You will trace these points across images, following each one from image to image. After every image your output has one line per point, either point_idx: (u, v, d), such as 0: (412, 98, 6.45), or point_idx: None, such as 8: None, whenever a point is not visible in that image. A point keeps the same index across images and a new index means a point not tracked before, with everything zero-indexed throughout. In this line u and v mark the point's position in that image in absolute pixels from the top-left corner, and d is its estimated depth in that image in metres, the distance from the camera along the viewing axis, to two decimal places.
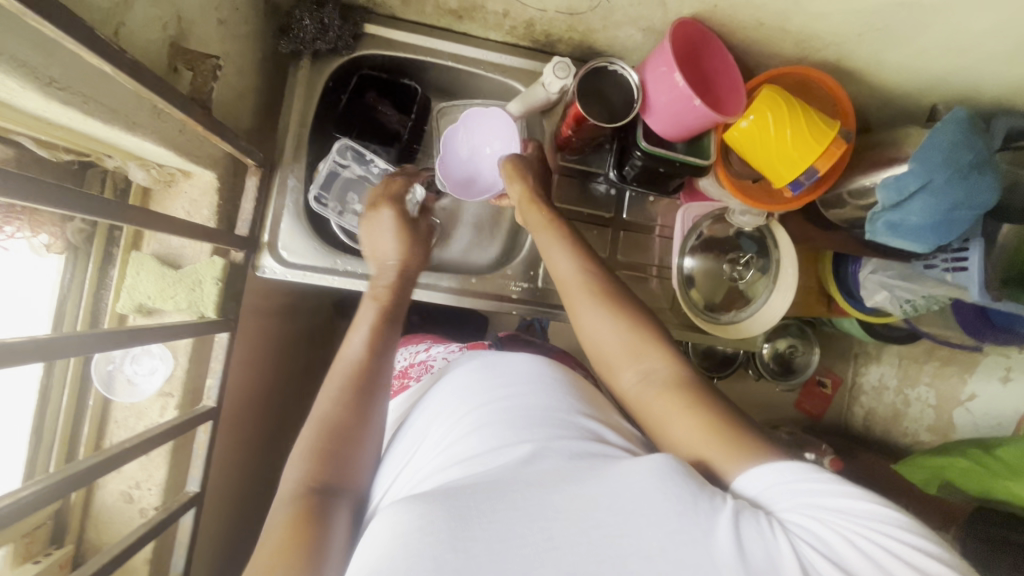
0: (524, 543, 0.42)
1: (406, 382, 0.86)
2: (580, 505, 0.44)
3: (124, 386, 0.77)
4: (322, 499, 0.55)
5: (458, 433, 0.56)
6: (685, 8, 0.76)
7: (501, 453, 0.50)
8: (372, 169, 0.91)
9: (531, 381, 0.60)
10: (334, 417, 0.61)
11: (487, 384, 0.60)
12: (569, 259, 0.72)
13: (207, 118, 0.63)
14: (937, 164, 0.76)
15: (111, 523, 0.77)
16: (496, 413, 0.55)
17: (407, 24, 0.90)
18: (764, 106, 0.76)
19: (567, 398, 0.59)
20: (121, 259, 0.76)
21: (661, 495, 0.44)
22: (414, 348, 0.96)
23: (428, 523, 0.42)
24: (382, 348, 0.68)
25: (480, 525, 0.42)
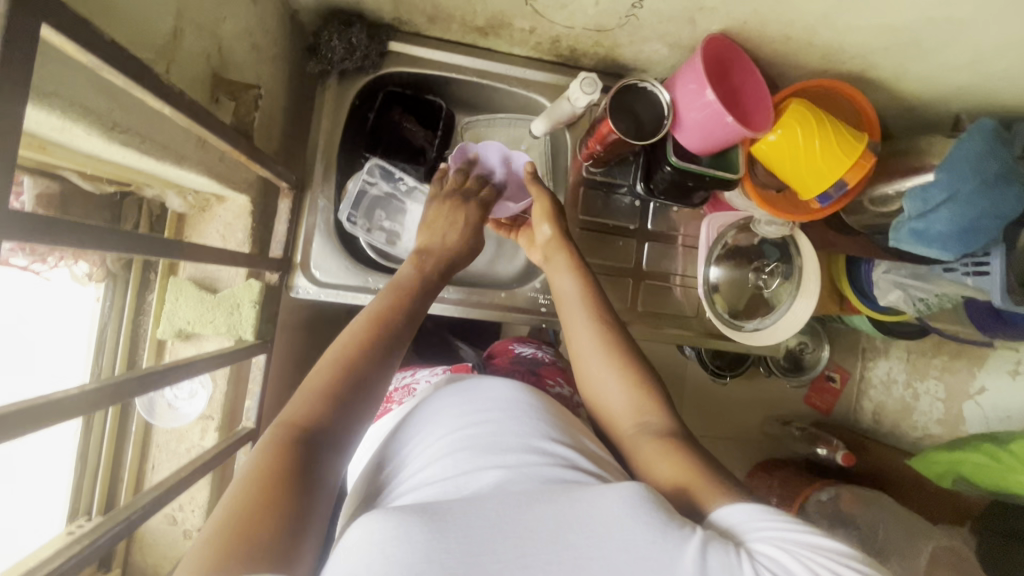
0: (496, 560, 0.39)
1: (388, 409, 0.73)
2: (556, 523, 0.41)
3: (165, 410, 0.77)
4: (312, 454, 0.49)
5: (434, 452, 0.52)
6: (714, 24, 0.77)
7: (471, 477, 0.47)
8: (399, 186, 0.92)
9: (506, 403, 0.55)
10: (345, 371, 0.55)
11: (466, 401, 0.57)
12: (581, 293, 0.70)
13: (249, 148, 0.63)
14: (964, 176, 0.77)
15: (156, 545, 0.78)
16: (469, 438, 0.51)
17: (432, 41, 0.90)
18: (793, 121, 0.77)
19: (542, 418, 0.54)
20: (159, 285, 0.77)
21: (631, 523, 0.41)
22: (401, 373, 0.84)
23: (403, 532, 0.39)
24: (406, 318, 0.63)
25: (455, 538, 0.39)
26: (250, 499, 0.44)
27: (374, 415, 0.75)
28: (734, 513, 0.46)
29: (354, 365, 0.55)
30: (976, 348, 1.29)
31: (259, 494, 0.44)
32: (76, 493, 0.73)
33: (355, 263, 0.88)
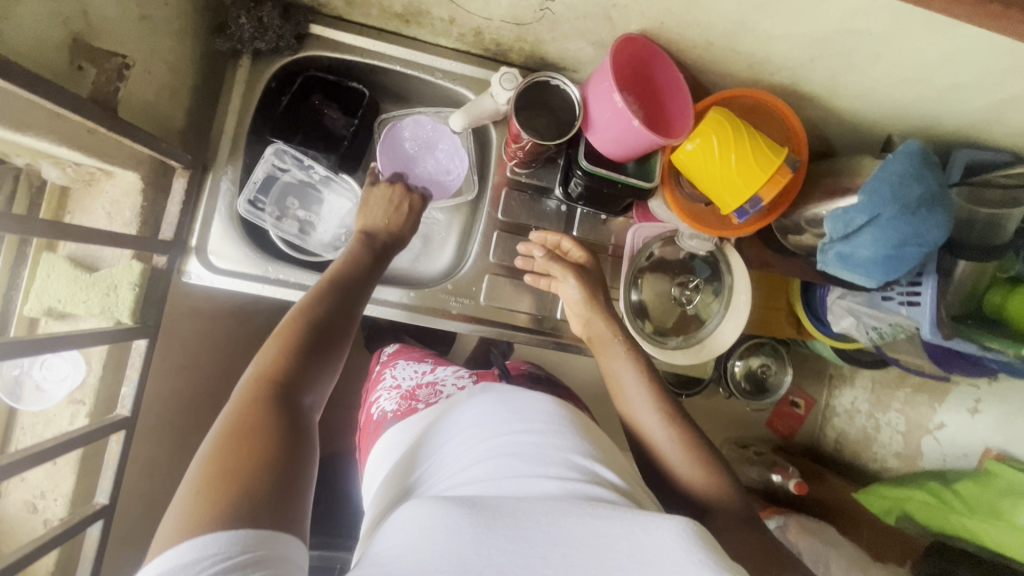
0: (544, 564, 0.45)
1: (414, 404, 0.84)
2: (604, 544, 0.47)
3: (31, 393, 0.74)
4: (282, 400, 0.53)
5: (477, 463, 0.60)
6: (632, 23, 0.73)
7: (521, 486, 0.55)
8: (312, 174, 0.89)
9: (546, 420, 0.64)
10: (303, 326, 0.59)
11: (504, 419, 0.65)
12: (641, 378, 0.77)
13: (108, 118, 0.60)
14: (885, 198, 0.73)
15: (12, 533, 0.74)
16: (514, 448, 0.60)
17: (354, 26, 0.86)
18: (709, 129, 0.74)
19: (580, 440, 0.63)
20: (33, 260, 0.73)
21: (677, 559, 0.46)
22: (419, 367, 0.94)
23: (452, 527, 0.46)
24: (360, 284, 0.69)
25: (505, 538, 0.46)
26: (229, 438, 0.49)
27: (401, 409, 0.84)
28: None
29: (313, 325, 0.60)
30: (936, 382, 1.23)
31: (238, 445, 0.48)
32: None
33: (255, 250, 0.84)
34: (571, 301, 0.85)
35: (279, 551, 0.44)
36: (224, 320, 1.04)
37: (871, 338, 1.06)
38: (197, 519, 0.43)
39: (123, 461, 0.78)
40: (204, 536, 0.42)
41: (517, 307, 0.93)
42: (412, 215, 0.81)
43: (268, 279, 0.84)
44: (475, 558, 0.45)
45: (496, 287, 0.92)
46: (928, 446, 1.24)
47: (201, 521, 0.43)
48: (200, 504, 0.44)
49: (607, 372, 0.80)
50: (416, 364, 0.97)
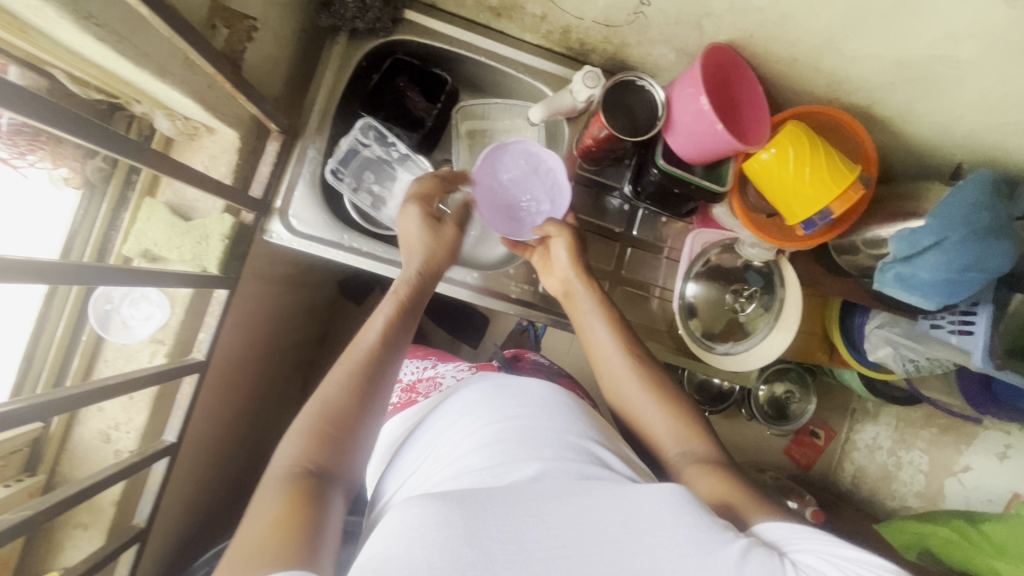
0: (540, 547, 0.46)
1: (413, 396, 0.88)
2: (596, 522, 0.48)
3: (119, 327, 0.78)
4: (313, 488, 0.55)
5: (466, 453, 0.61)
6: (721, 34, 0.76)
7: (513, 469, 0.57)
8: (391, 152, 0.93)
9: (541, 408, 0.67)
10: (325, 420, 0.61)
11: (490, 413, 0.67)
12: (613, 333, 0.79)
13: (235, 76, 0.64)
14: (954, 223, 0.75)
15: (85, 459, 0.78)
16: (503, 435, 0.62)
17: (446, 15, 0.91)
18: (786, 140, 0.76)
19: (574, 425, 0.66)
20: (135, 203, 0.78)
21: (674, 520, 0.49)
22: (420, 363, 1.00)
23: (442, 521, 0.46)
24: (387, 358, 0.68)
25: (497, 527, 0.46)
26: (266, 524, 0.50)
27: (401, 401, 0.89)
28: (768, 530, 0.54)
29: (337, 424, 0.61)
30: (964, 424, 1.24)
31: (275, 527, 0.49)
32: (17, 389, 0.74)
33: (332, 218, 0.88)
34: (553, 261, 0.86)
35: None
36: (269, 284, 1.08)
37: (906, 369, 1.06)
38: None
39: (192, 403, 0.83)
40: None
41: None
42: (450, 255, 0.80)
43: (342, 245, 0.88)
44: (469, 550, 0.44)
45: None
46: (951, 488, 1.24)
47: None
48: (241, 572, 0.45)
49: (579, 324, 0.82)
50: (420, 359, 1.02)
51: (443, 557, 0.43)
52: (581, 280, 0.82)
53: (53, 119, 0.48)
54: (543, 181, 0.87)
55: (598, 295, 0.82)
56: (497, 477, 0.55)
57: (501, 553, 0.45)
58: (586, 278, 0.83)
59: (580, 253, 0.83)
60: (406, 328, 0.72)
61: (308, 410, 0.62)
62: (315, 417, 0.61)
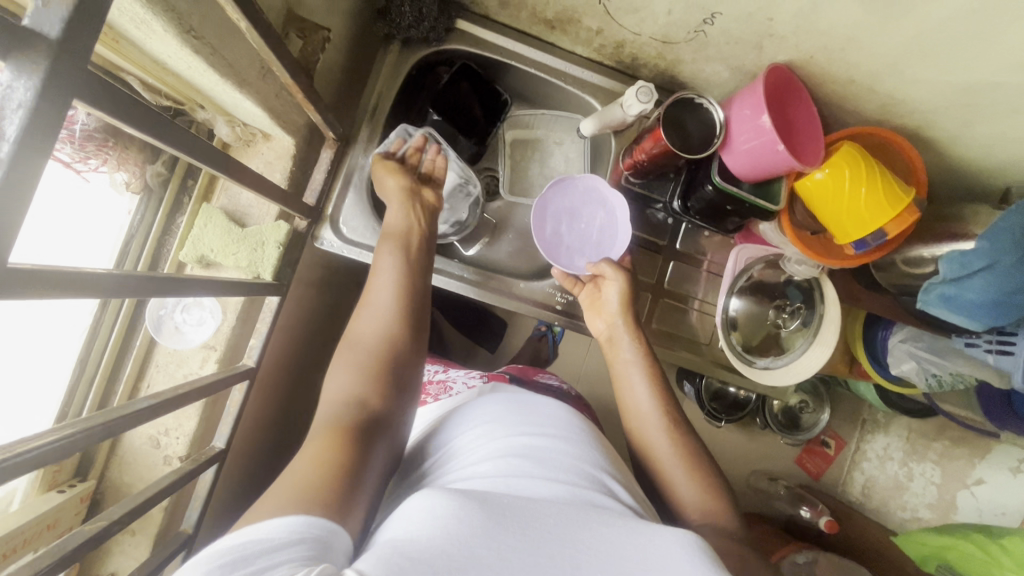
0: (552, 563, 0.44)
1: (424, 398, 0.90)
2: (609, 548, 0.47)
3: (172, 332, 0.78)
4: (359, 428, 0.57)
5: (484, 458, 0.61)
6: (780, 54, 0.77)
7: (529, 482, 0.56)
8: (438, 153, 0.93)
9: (555, 428, 0.67)
10: (370, 359, 0.63)
11: (509, 424, 0.66)
12: (650, 388, 0.76)
13: (309, 86, 0.65)
14: (1008, 247, 0.76)
15: (135, 465, 0.77)
16: (522, 448, 0.61)
17: (498, 25, 0.91)
18: (842, 162, 0.77)
19: (589, 451, 0.65)
20: (191, 209, 0.78)
21: (688, 565, 0.46)
22: (433, 367, 1.00)
23: (462, 518, 0.45)
24: (403, 341, 0.66)
25: (514, 534, 0.45)
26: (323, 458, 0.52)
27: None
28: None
29: (378, 360, 0.63)
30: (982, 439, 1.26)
31: (319, 465, 0.51)
32: (70, 395, 0.73)
33: (382, 226, 0.88)
34: (601, 303, 0.85)
35: (331, 538, 0.44)
36: (301, 288, 1.07)
37: (927, 385, 1.06)
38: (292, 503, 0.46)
39: (242, 409, 0.81)
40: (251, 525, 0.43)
41: None
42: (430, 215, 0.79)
43: None
44: (486, 551, 0.43)
45: None
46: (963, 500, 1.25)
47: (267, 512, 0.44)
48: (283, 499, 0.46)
49: (617, 371, 0.80)
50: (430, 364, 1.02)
51: (460, 554, 0.42)
52: (626, 327, 0.82)
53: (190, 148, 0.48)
54: (601, 228, 0.90)
55: (641, 348, 0.80)
56: (514, 488, 0.55)
57: (515, 560, 0.43)
58: (632, 328, 0.82)
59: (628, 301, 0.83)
60: (423, 287, 0.71)
61: (348, 344, 0.65)
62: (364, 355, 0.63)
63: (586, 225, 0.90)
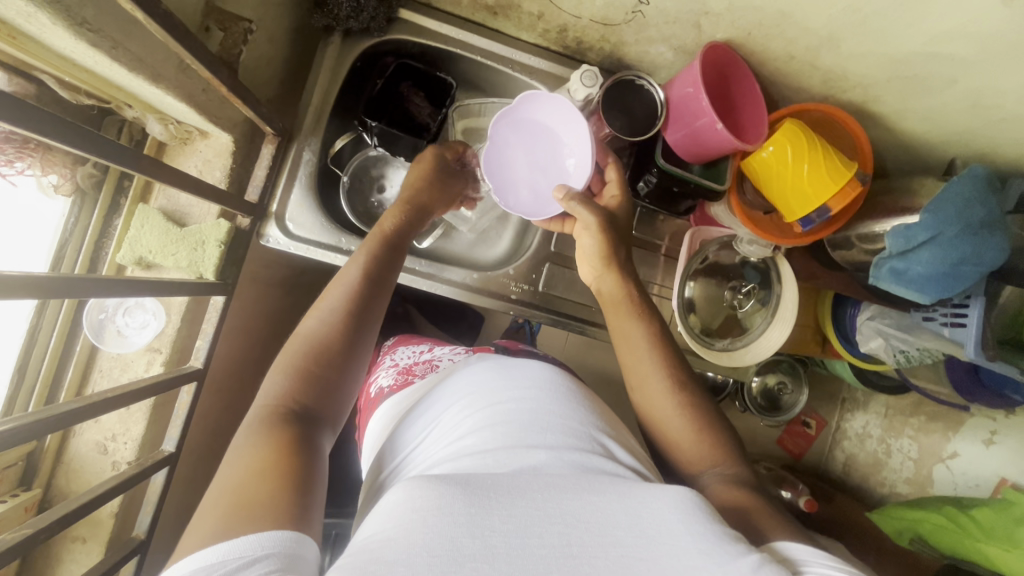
0: (542, 544, 0.44)
1: (410, 377, 0.85)
2: (602, 520, 0.47)
3: (114, 336, 0.77)
4: (296, 425, 0.55)
5: (469, 433, 0.60)
6: (719, 32, 0.77)
7: (518, 454, 0.56)
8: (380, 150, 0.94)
9: (541, 389, 0.66)
10: (312, 352, 0.61)
11: (490, 395, 0.65)
12: (652, 347, 0.72)
13: (232, 79, 0.63)
14: (949, 218, 0.76)
15: (82, 471, 0.76)
16: (507, 417, 0.61)
17: (441, 13, 0.90)
18: (784, 138, 0.77)
19: (580, 409, 0.64)
20: (127, 210, 0.76)
21: (684, 527, 0.46)
22: (416, 349, 0.97)
23: (442, 507, 0.45)
24: (346, 334, 0.64)
25: (500, 517, 0.45)
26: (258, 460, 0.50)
27: (396, 383, 0.85)
28: (789, 548, 0.50)
29: (323, 353, 0.61)
30: (954, 412, 1.26)
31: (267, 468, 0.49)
32: (10, 402, 0.72)
33: (329, 221, 0.87)
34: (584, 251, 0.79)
35: (299, 547, 0.43)
36: (259, 287, 1.06)
37: (897, 360, 1.07)
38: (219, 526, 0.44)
39: (192, 411, 0.80)
40: (213, 547, 0.42)
41: (571, 297, 0.95)
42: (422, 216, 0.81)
43: (340, 249, 0.87)
44: (470, 540, 0.43)
45: (555, 277, 0.95)
46: (939, 475, 1.25)
47: (216, 533, 0.43)
48: (215, 522, 0.44)
49: (615, 334, 0.76)
50: (413, 347, 0.99)
51: (442, 547, 0.42)
52: (619, 283, 0.76)
53: (55, 132, 0.46)
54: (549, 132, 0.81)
55: (638, 306, 0.75)
56: (503, 462, 0.54)
57: (501, 547, 0.44)
58: (629, 281, 0.76)
59: (617, 251, 0.76)
60: (385, 270, 0.71)
61: (301, 337, 0.63)
62: (308, 347, 0.62)
63: (525, 140, 0.82)
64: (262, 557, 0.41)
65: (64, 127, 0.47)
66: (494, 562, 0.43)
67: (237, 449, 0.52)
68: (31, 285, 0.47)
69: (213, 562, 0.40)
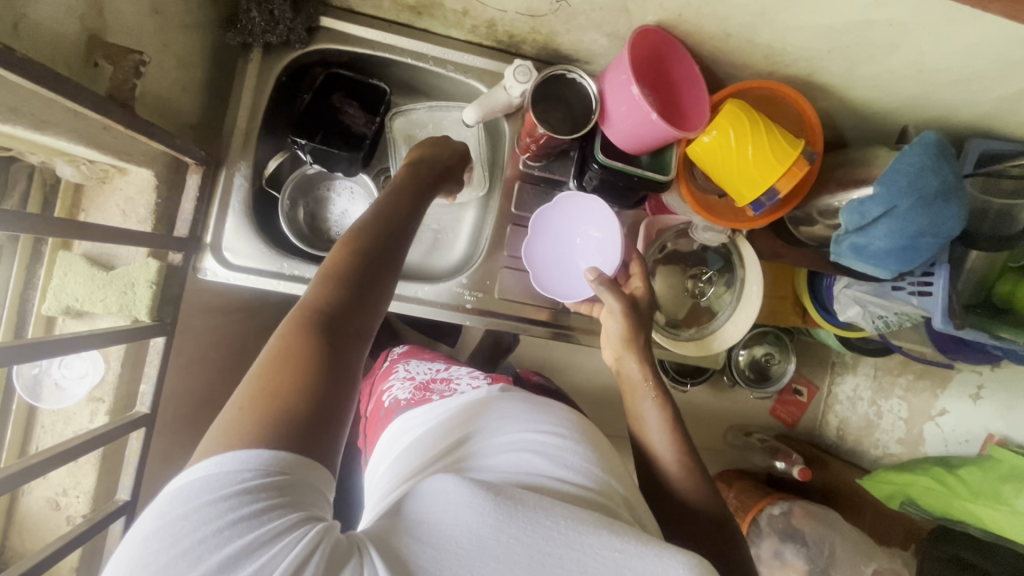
0: (559, 565, 0.43)
1: (428, 394, 0.80)
2: (619, 557, 0.44)
3: (52, 390, 0.74)
4: (324, 334, 0.48)
5: (497, 447, 0.59)
6: (649, 15, 0.73)
7: (542, 480, 0.53)
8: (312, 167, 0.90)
9: (569, 422, 0.63)
10: (355, 260, 0.53)
11: (526, 415, 0.63)
12: (666, 426, 0.71)
13: (128, 116, 0.60)
14: (902, 189, 0.73)
15: (36, 530, 0.75)
16: (538, 440, 0.58)
17: (364, 18, 0.85)
18: (725, 121, 0.73)
19: (599, 453, 0.60)
20: (49, 258, 0.73)
21: None
22: (432, 364, 0.93)
23: (476, 506, 0.44)
24: (392, 249, 0.57)
25: (527, 527, 0.44)
26: (288, 375, 0.45)
27: (413, 397, 0.81)
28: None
29: (365, 261, 0.54)
30: (940, 368, 1.25)
31: (287, 388, 0.44)
32: None
33: (269, 246, 0.84)
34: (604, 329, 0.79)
35: (312, 478, 0.42)
36: (214, 315, 1.03)
37: (876, 327, 1.03)
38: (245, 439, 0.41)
39: (144, 457, 0.78)
40: (235, 455, 0.40)
41: (530, 300, 0.93)
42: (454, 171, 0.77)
43: (283, 275, 0.84)
44: (496, 540, 0.43)
45: (511, 281, 0.92)
46: (929, 432, 1.25)
47: (239, 436, 0.41)
48: (241, 432, 0.41)
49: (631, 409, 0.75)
50: (429, 362, 0.95)
51: (472, 539, 0.43)
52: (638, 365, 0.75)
53: None
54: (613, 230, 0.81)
55: (649, 385, 0.73)
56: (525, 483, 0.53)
57: (523, 556, 0.42)
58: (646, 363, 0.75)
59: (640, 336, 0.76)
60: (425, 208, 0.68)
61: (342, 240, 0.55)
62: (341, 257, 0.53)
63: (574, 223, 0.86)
64: (254, 478, 0.39)
65: None
66: (515, 569, 0.42)
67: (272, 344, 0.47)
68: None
69: (230, 476, 0.39)
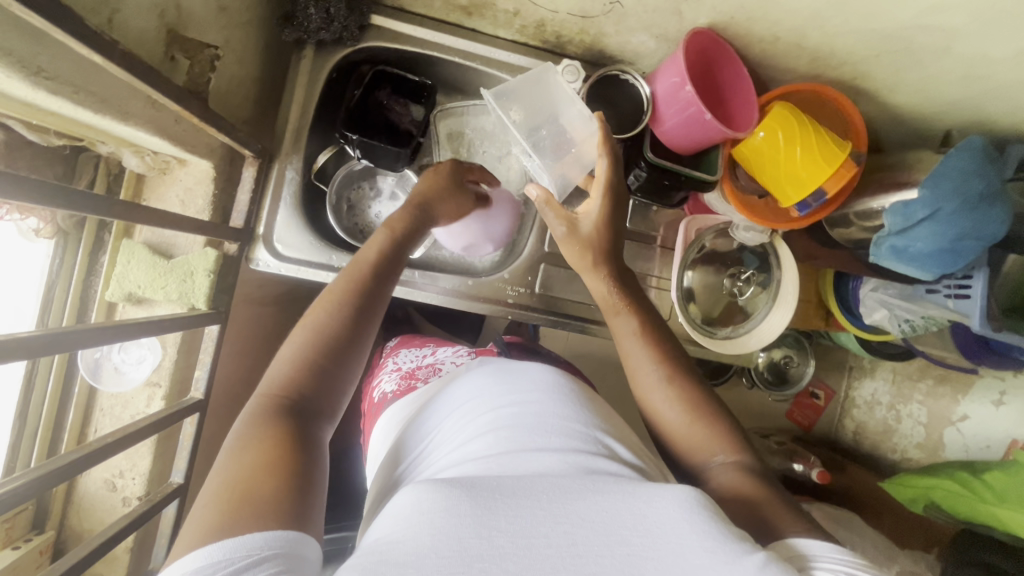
0: (547, 543, 0.41)
1: (414, 383, 0.80)
2: (608, 519, 0.43)
3: (111, 374, 0.77)
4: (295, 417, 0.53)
5: (473, 436, 0.55)
6: (700, 18, 0.75)
7: (521, 457, 0.51)
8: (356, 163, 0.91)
9: (547, 385, 0.61)
10: (322, 339, 0.58)
11: (494, 397, 0.60)
12: (643, 342, 0.71)
13: (202, 110, 0.62)
14: (948, 192, 0.74)
15: (93, 510, 0.77)
16: (512, 416, 0.56)
17: (414, 17, 0.87)
18: (775, 123, 0.75)
19: (583, 411, 0.58)
20: (112, 246, 0.75)
21: (689, 530, 0.42)
22: (419, 351, 0.91)
23: (449, 508, 0.42)
24: (340, 313, 0.60)
25: (506, 517, 0.42)
26: (253, 459, 0.47)
27: (400, 388, 0.80)
28: (804, 543, 0.47)
29: (322, 346, 0.58)
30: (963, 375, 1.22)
31: (262, 458, 0.47)
32: (14, 450, 0.73)
33: (318, 239, 0.86)
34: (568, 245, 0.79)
35: (296, 547, 0.42)
36: (252, 306, 1.04)
37: (902, 330, 1.01)
38: (217, 521, 0.41)
39: (196, 442, 0.80)
40: (219, 543, 0.40)
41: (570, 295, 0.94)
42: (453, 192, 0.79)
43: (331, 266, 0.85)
44: (476, 541, 0.40)
45: (552, 276, 0.94)
46: (950, 437, 1.22)
47: (220, 527, 0.41)
48: (216, 519, 0.42)
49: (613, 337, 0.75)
50: (416, 349, 0.93)
51: (450, 546, 0.40)
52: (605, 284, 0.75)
53: (36, 194, 0.46)
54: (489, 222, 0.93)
55: (615, 304, 0.74)
56: (507, 462, 0.50)
57: (508, 548, 0.40)
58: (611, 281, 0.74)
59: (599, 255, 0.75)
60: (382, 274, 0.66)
61: (303, 324, 0.60)
62: (240, 437, 0.50)
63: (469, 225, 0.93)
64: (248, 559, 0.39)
65: (45, 189, 0.47)
66: (503, 564, 0.39)
67: (235, 436, 0.50)
68: (41, 346, 0.48)
69: (228, 552, 0.39)
